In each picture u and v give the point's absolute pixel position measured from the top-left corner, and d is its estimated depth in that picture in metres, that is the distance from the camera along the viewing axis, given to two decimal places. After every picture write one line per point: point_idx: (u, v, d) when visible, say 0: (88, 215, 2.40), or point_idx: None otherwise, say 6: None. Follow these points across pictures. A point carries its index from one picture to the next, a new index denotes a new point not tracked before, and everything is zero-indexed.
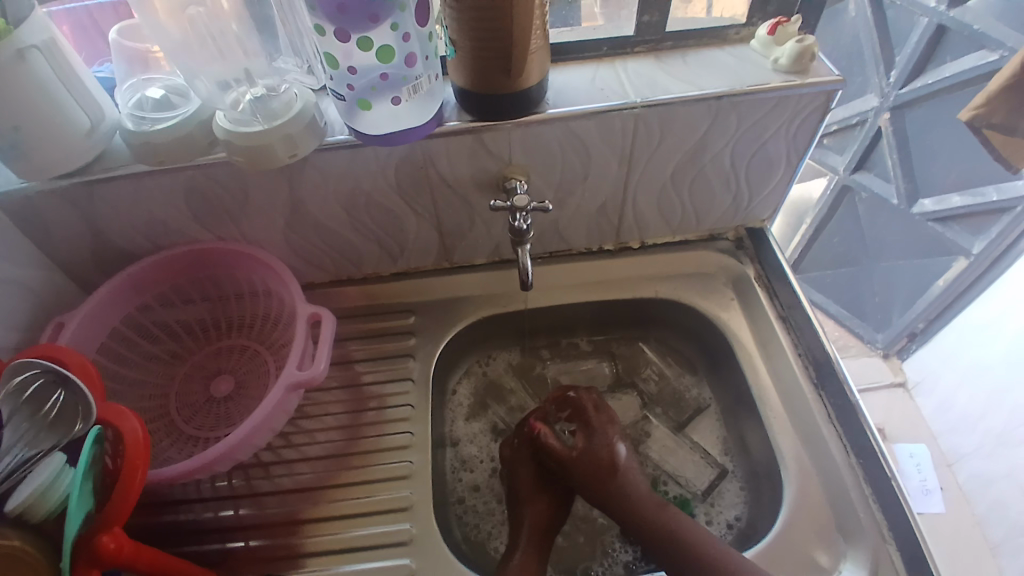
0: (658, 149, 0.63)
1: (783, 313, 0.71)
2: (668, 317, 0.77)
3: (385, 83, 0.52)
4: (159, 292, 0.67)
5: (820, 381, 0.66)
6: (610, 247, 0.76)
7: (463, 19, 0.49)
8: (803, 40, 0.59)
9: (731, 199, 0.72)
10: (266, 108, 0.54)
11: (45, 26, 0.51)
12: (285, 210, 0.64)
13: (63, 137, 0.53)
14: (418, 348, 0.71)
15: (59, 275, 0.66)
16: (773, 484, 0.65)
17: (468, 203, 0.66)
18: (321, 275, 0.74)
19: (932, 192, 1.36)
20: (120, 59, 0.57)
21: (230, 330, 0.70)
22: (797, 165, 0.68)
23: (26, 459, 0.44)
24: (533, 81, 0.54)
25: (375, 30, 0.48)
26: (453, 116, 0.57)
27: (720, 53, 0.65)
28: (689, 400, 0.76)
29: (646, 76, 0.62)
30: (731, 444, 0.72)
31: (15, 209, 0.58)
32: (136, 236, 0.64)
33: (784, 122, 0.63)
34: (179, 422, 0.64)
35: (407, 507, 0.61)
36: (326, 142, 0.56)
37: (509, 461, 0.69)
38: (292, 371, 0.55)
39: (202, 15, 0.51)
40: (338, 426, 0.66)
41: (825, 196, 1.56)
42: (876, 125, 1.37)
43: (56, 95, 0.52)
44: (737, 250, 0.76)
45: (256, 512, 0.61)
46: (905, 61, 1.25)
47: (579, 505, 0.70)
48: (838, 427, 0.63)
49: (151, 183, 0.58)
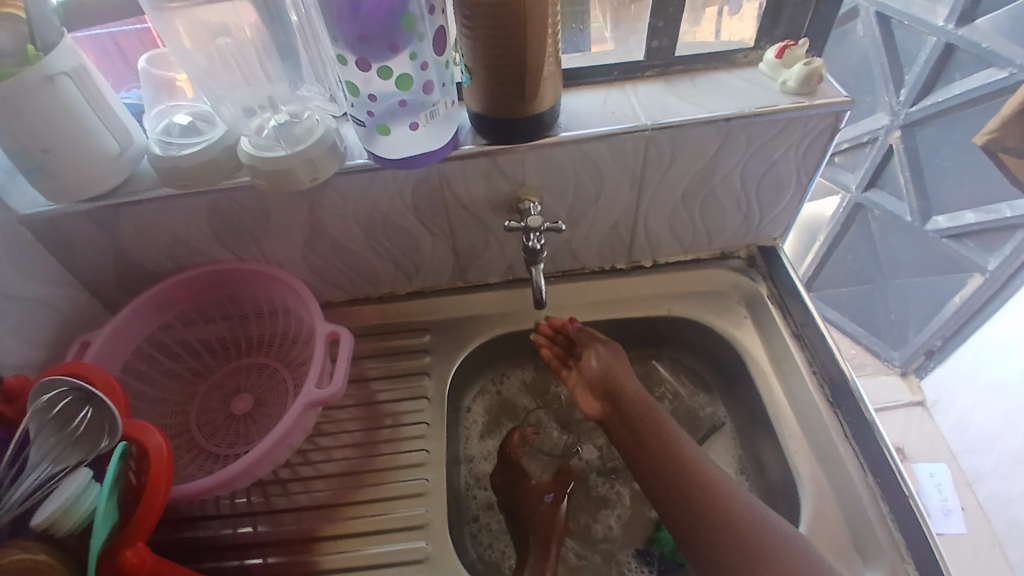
0: (669, 170, 0.64)
1: (797, 330, 0.71)
2: (681, 336, 0.78)
3: (404, 109, 0.53)
4: (181, 311, 0.68)
5: (835, 400, 0.66)
6: (622, 265, 0.77)
7: (479, 46, 0.51)
8: (810, 62, 0.61)
9: (742, 219, 0.72)
10: (289, 133, 0.56)
11: (73, 52, 0.53)
12: (304, 231, 0.65)
13: (92, 160, 0.55)
14: (433, 366, 0.72)
15: (85, 294, 0.68)
16: (789, 503, 0.64)
17: (482, 223, 0.67)
18: (338, 294, 0.75)
19: (945, 209, 1.36)
20: (148, 86, 0.59)
21: (249, 349, 0.71)
22: (807, 185, 0.69)
23: (51, 475, 0.45)
24: (546, 106, 0.56)
25: (395, 59, 0.50)
26: (468, 140, 0.59)
27: (729, 76, 0.66)
28: (704, 418, 0.75)
29: (657, 99, 0.63)
30: (746, 463, 0.72)
31: (44, 231, 0.60)
32: (160, 256, 0.66)
33: (793, 143, 0.64)
34: (199, 439, 0.65)
35: (422, 525, 0.62)
36: (345, 165, 0.58)
37: (501, 487, 0.68)
38: (311, 389, 0.56)
39: (230, 45, 0.53)
40: (354, 443, 0.67)
41: (837, 213, 1.55)
42: (886, 143, 1.37)
43: (86, 120, 0.54)
44: (749, 268, 0.77)
45: (273, 529, 0.61)
46: (915, 79, 1.26)
47: (598, 526, 0.69)
48: (854, 446, 0.63)
49: (177, 205, 0.60)
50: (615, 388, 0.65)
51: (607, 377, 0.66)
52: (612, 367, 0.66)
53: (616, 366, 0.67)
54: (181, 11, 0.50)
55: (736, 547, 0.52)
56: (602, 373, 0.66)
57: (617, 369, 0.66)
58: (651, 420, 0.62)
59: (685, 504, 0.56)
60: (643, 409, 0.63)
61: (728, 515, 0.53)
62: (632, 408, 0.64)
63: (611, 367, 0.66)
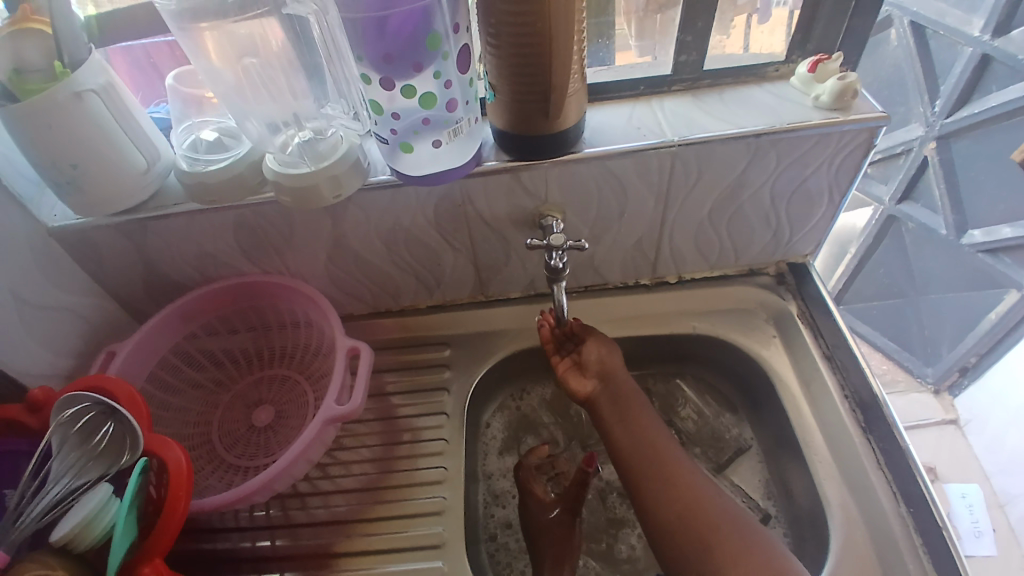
0: (696, 186, 0.63)
1: (827, 352, 0.69)
2: (706, 355, 0.76)
3: (427, 126, 0.53)
4: (206, 322, 0.69)
5: (867, 424, 0.64)
6: (646, 281, 0.75)
7: (503, 63, 0.50)
8: (845, 77, 0.59)
9: (771, 236, 0.71)
10: (313, 151, 0.57)
11: (102, 69, 0.53)
12: (327, 245, 0.65)
13: (119, 175, 0.56)
14: (453, 380, 0.72)
15: (112, 303, 0.69)
16: (818, 532, 0.62)
17: (504, 239, 0.67)
18: (359, 306, 0.75)
19: (981, 223, 1.31)
20: (176, 101, 0.60)
21: (271, 360, 0.72)
22: (839, 201, 0.67)
23: (72, 489, 0.46)
24: (570, 123, 0.55)
25: (419, 77, 0.50)
26: (490, 156, 0.59)
27: (759, 90, 0.64)
28: (728, 440, 0.73)
29: (683, 115, 0.62)
30: (773, 488, 0.70)
31: (75, 242, 0.61)
32: (186, 268, 0.67)
33: (825, 160, 0.62)
34: (220, 450, 0.66)
35: (438, 544, 0.61)
36: (369, 181, 0.58)
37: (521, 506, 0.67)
38: (330, 405, 0.56)
39: (257, 65, 0.54)
40: (373, 458, 0.66)
41: (869, 226, 1.52)
42: (921, 154, 1.33)
43: (114, 136, 0.54)
44: (779, 285, 0.75)
45: (291, 543, 0.61)
46: (950, 90, 1.23)
47: (620, 546, 0.68)
48: (886, 473, 0.61)
49: (203, 219, 0.61)
50: (611, 382, 0.63)
51: (603, 373, 0.63)
52: (610, 363, 0.63)
53: (613, 360, 0.63)
54: (211, 28, 0.51)
55: (700, 544, 0.52)
56: (598, 367, 0.63)
57: (612, 364, 0.63)
58: (637, 414, 0.61)
59: (656, 497, 0.55)
60: (629, 403, 0.61)
61: (696, 513, 0.53)
62: (618, 397, 0.62)
63: (608, 360, 0.63)
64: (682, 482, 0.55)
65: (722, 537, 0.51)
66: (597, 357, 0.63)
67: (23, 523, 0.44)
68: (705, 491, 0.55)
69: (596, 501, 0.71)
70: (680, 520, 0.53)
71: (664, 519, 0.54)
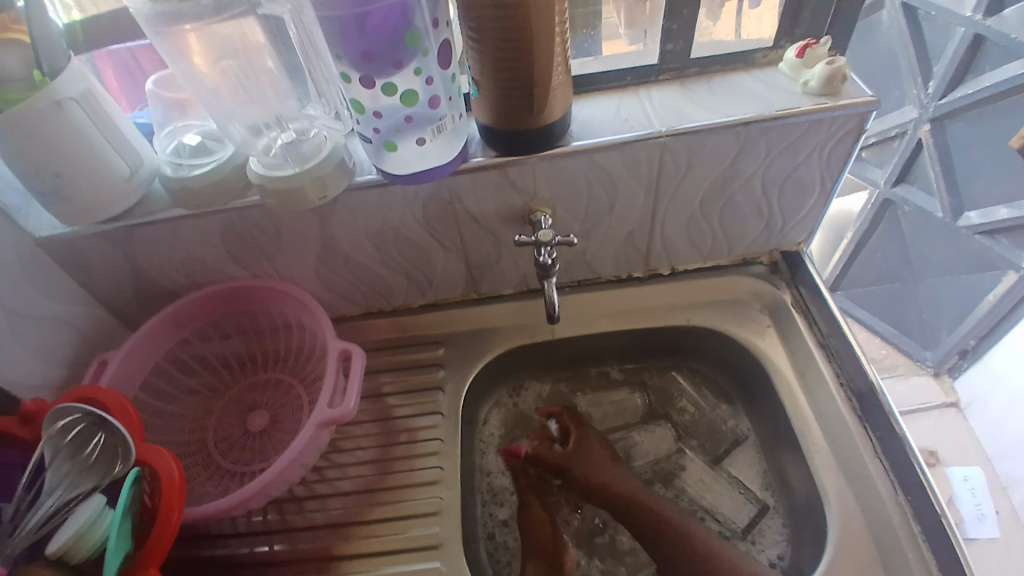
0: (686, 177, 0.62)
1: (822, 340, 0.69)
2: (702, 346, 0.75)
3: (411, 125, 0.52)
4: (198, 327, 0.68)
5: (863, 413, 0.64)
6: (639, 274, 0.75)
7: (485, 59, 0.50)
8: (833, 62, 0.58)
9: (764, 225, 0.70)
10: (297, 152, 0.56)
11: (82, 77, 0.53)
12: (316, 247, 0.65)
13: (104, 183, 0.56)
14: (448, 379, 0.71)
15: (102, 311, 0.68)
16: (816, 521, 0.62)
17: (495, 235, 0.66)
18: (351, 307, 0.75)
19: (977, 205, 1.30)
20: (159, 106, 0.60)
21: (264, 365, 0.71)
22: (832, 188, 0.66)
23: (67, 500, 0.45)
24: (556, 116, 0.55)
25: (400, 74, 0.49)
26: (478, 152, 0.58)
27: (747, 78, 0.64)
28: (725, 432, 0.73)
29: (671, 104, 0.61)
30: (772, 479, 0.69)
31: (61, 251, 0.61)
32: (176, 275, 0.66)
33: (817, 145, 0.61)
34: (215, 455, 0.66)
35: (436, 544, 0.61)
36: (355, 182, 0.58)
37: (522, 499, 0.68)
38: (323, 408, 0.55)
39: (236, 67, 0.53)
40: (368, 460, 0.66)
41: (864, 211, 1.51)
42: (915, 137, 1.33)
43: (96, 144, 0.54)
44: (772, 275, 0.74)
45: (289, 547, 0.61)
46: (943, 71, 1.22)
47: (621, 538, 0.68)
48: (883, 461, 0.61)
49: (190, 225, 0.60)
50: (588, 482, 0.65)
51: (586, 464, 0.66)
52: (601, 454, 0.67)
53: (594, 451, 0.67)
54: (194, 30, 0.50)
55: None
56: (575, 446, 0.67)
57: (590, 456, 0.67)
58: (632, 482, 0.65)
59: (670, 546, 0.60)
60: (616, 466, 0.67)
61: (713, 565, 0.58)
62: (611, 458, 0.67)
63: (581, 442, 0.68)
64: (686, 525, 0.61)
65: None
66: (586, 433, 0.69)
67: (18, 536, 0.43)
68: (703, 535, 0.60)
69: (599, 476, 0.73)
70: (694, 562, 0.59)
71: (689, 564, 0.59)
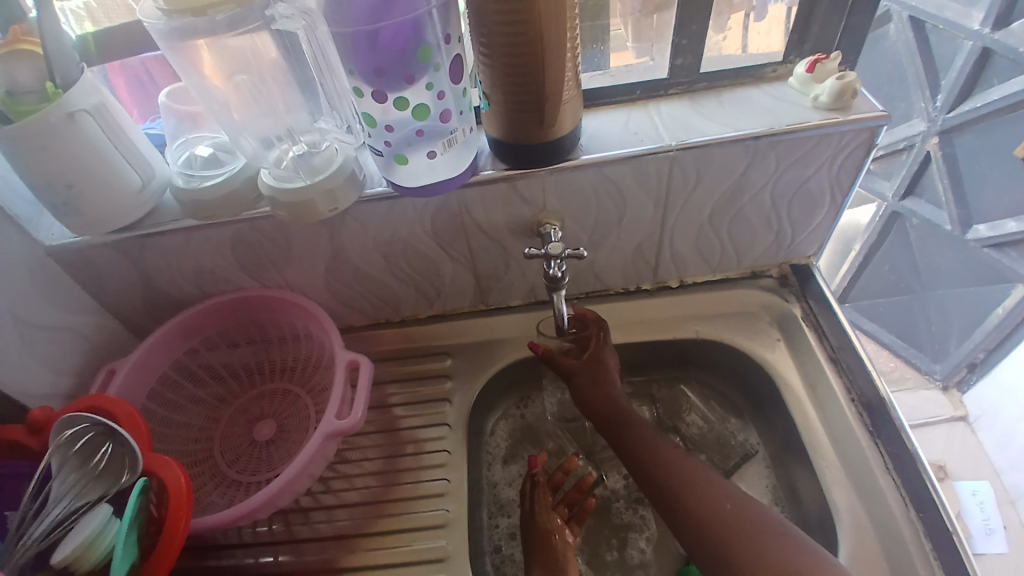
0: (695, 191, 0.62)
1: (833, 354, 0.68)
2: (710, 360, 0.75)
3: (421, 138, 0.52)
4: (206, 337, 0.69)
5: (874, 427, 0.63)
6: (648, 286, 0.75)
7: (497, 73, 0.50)
8: (843, 77, 0.58)
9: (773, 238, 0.70)
10: (309, 165, 0.57)
11: (94, 89, 0.53)
12: (325, 258, 0.65)
13: (116, 195, 0.56)
14: (455, 391, 0.71)
15: (113, 320, 0.69)
16: (826, 536, 0.61)
17: (503, 247, 0.66)
18: (360, 318, 0.75)
19: (986, 218, 1.30)
20: (171, 118, 0.60)
21: (272, 374, 0.71)
22: (842, 202, 0.66)
23: (73, 510, 0.45)
24: (566, 130, 0.55)
25: (412, 89, 0.49)
26: (487, 165, 0.58)
27: (757, 92, 0.64)
28: (735, 445, 0.71)
29: (680, 118, 0.61)
30: (780, 494, 0.69)
31: (73, 261, 0.61)
32: (185, 285, 0.67)
33: (827, 159, 0.61)
34: (222, 465, 0.66)
35: (442, 558, 0.60)
36: (364, 194, 0.58)
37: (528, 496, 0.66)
38: (331, 419, 0.55)
39: (249, 81, 0.54)
40: (375, 471, 0.66)
41: (871, 224, 1.52)
42: (923, 150, 1.33)
43: (109, 155, 0.54)
44: (782, 288, 0.74)
45: (295, 559, 0.61)
46: (951, 84, 1.22)
47: (631, 551, 0.68)
48: (895, 477, 0.60)
49: (201, 235, 0.60)
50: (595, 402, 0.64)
51: (596, 380, 0.65)
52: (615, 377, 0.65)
53: (609, 370, 0.65)
54: (207, 43, 0.50)
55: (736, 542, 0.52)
56: (592, 360, 0.65)
57: (604, 375, 0.65)
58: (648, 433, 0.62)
59: (687, 504, 0.55)
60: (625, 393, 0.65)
61: (726, 519, 0.53)
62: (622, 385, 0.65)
63: (599, 357, 0.65)
64: (706, 481, 0.57)
65: (744, 539, 0.52)
66: (607, 357, 0.66)
67: (24, 545, 0.43)
68: (726, 494, 0.55)
69: (613, 470, 0.72)
70: (717, 519, 0.53)
71: (702, 524, 0.54)
